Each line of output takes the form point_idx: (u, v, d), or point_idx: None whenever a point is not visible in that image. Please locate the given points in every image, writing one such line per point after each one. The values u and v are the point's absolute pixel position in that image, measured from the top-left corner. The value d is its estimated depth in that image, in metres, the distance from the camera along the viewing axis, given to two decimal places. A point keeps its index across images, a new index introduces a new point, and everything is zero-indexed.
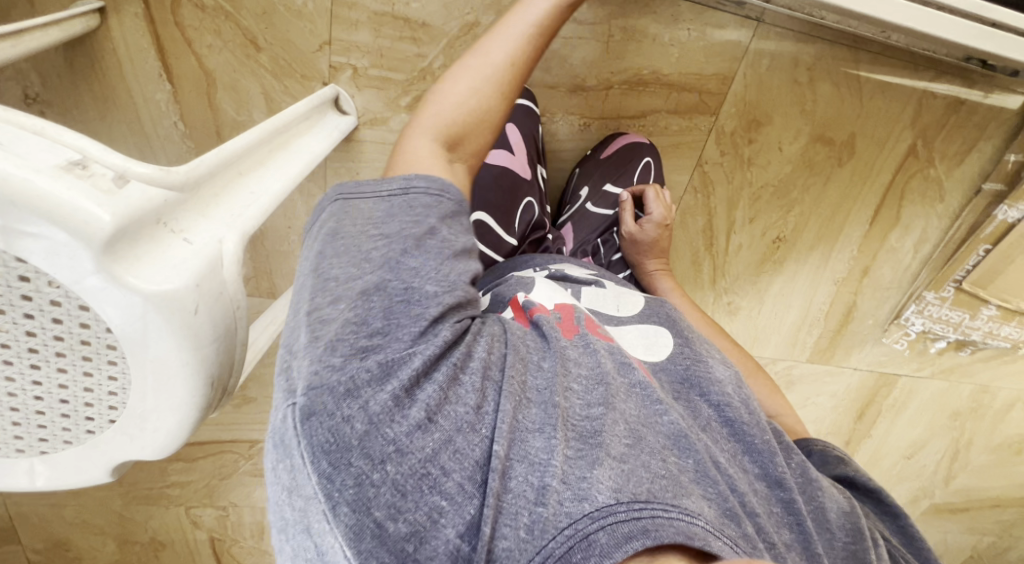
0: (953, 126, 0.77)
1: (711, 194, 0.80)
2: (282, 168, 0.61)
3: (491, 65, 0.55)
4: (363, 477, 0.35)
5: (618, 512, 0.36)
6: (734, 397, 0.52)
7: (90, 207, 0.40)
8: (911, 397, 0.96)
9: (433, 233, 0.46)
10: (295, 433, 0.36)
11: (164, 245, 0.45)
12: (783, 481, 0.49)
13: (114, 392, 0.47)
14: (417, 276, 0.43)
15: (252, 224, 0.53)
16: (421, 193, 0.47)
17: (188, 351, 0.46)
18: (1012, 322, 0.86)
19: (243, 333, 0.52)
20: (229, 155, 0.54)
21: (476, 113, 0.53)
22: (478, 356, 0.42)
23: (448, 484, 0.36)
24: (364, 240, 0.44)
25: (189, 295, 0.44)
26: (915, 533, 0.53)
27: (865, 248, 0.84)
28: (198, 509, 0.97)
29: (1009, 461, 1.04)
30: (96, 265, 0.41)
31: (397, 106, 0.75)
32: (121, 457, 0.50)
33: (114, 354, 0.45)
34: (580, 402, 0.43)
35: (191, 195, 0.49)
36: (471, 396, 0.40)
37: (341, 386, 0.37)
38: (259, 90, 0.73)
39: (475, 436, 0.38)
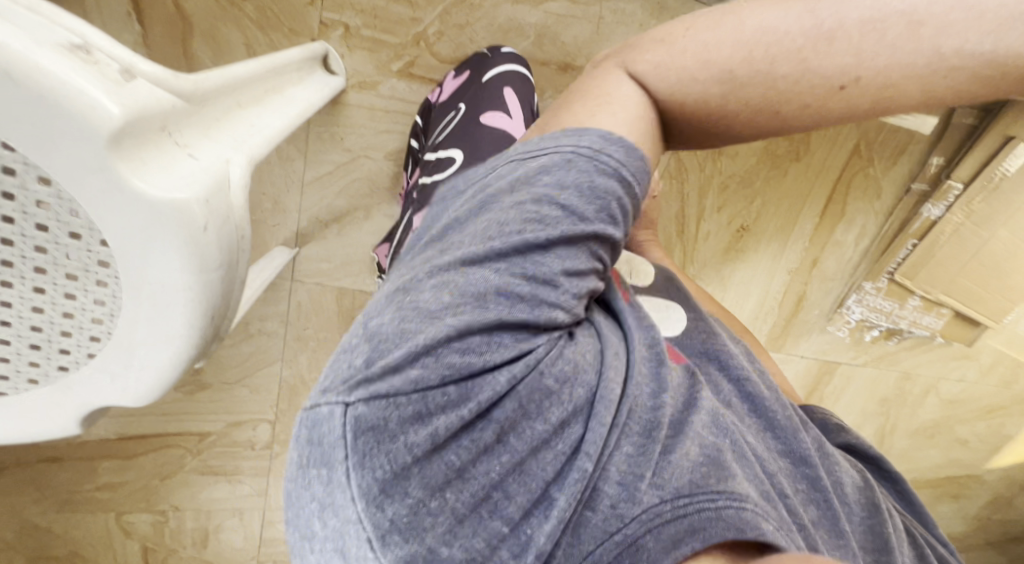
0: (891, 132, 0.86)
1: (684, 180, 0.86)
2: (277, 111, 0.56)
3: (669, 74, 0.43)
4: (420, 507, 0.31)
5: (663, 512, 0.34)
6: (753, 375, 0.51)
7: (96, 93, 0.32)
8: (849, 384, 1.08)
9: (590, 240, 0.39)
10: (343, 446, 0.31)
11: (169, 156, 0.38)
12: (808, 458, 0.47)
13: (99, 320, 0.40)
14: (550, 283, 0.37)
15: (257, 152, 0.48)
16: (596, 191, 0.39)
17: (192, 275, 0.38)
18: (932, 312, 0.96)
19: (243, 269, 0.46)
20: (231, 78, 0.48)
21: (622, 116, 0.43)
22: (567, 360, 0.37)
23: (510, 508, 0.33)
24: (518, 218, 0.37)
25: (200, 210, 0.37)
26: (913, 495, 0.57)
27: (816, 239, 0.93)
28: (132, 515, 0.88)
29: (924, 444, 1.18)
30: (99, 161, 0.33)
31: (388, 70, 0.73)
32: (95, 402, 0.43)
33: (106, 273, 0.38)
34: (647, 394, 0.39)
35: (195, 108, 0.42)
36: (551, 411, 0.35)
37: (408, 409, 0.32)
38: (241, 41, 0.69)
39: (548, 456, 0.34)
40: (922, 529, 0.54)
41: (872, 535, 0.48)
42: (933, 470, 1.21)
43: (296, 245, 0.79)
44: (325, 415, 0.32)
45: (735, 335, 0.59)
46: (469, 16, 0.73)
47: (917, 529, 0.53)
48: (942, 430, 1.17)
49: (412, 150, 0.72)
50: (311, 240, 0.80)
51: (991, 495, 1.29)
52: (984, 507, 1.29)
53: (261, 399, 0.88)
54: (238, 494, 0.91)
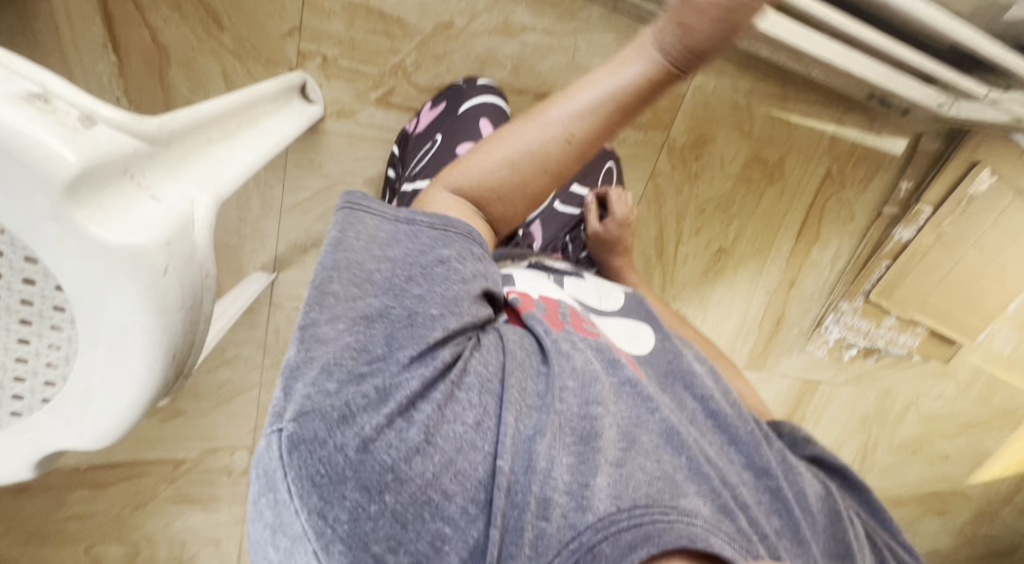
0: (860, 157, 0.89)
1: (662, 204, 0.87)
2: (251, 143, 0.57)
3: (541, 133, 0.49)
4: (359, 509, 0.34)
5: (619, 521, 0.35)
6: (715, 391, 0.53)
7: (53, 142, 0.33)
8: (829, 401, 1.08)
9: (443, 262, 0.44)
10: (282, 463, 0.34)
11: (129, 199, 0.39)
12: (769, 469, 0.49)
13: (54, 364, 0.41)
14: (419, 301, 0.41)
15: (225, 190, 0.48)
16: (425, 228, 0.45)
17: (152, 318, 0.39)
18: (907, 331, 1.00)
19: (210, 307, 0.46)
20: (201, 116, 0.49)
21: (512, 183, 0.50)
22: (475, 372, 0.40)
23: (449, 508, 0.35)
24: (367, 261, 0.42)
25: (160, 253, 0.38)
26: (879, 504, 0.56)
27: (792, 260, 0.94)
28: (103, 546, 0.86)
29: (905, 460, 1.19)
30: (55, 209, 0.34)
31: (366, 99, 0.74)
32: (51, 445, 0.43)
33: (62, 317, 0.39)
34: (577, 402, 0.40)
35: (161, 150, 0.43)
36: (468, 413, 0.38)
37: (334, 412, 0.35)
38: (218, 70, 0.69)
39: (476, 455, 0.37)
40: (888, 539, 0.54)
41: (834, 542, 0.49)
42: (913, 485, 1.22)
43: (274, 270, 0.79)
44: (265, 446, 0.34)
45: (704, 355, 0.61)
46: (446, 46, 0.74)
47: (878, 532, 0.54)
48: (922, 445, 1.18)
49: (390, 179, 0.73)
50: (289, 265, 0.80)
51: (972, 511, 1.30)
52: (965, 522, 1.30)
53: (238, 424, 0.88)
54: (215, 522, 0.91)
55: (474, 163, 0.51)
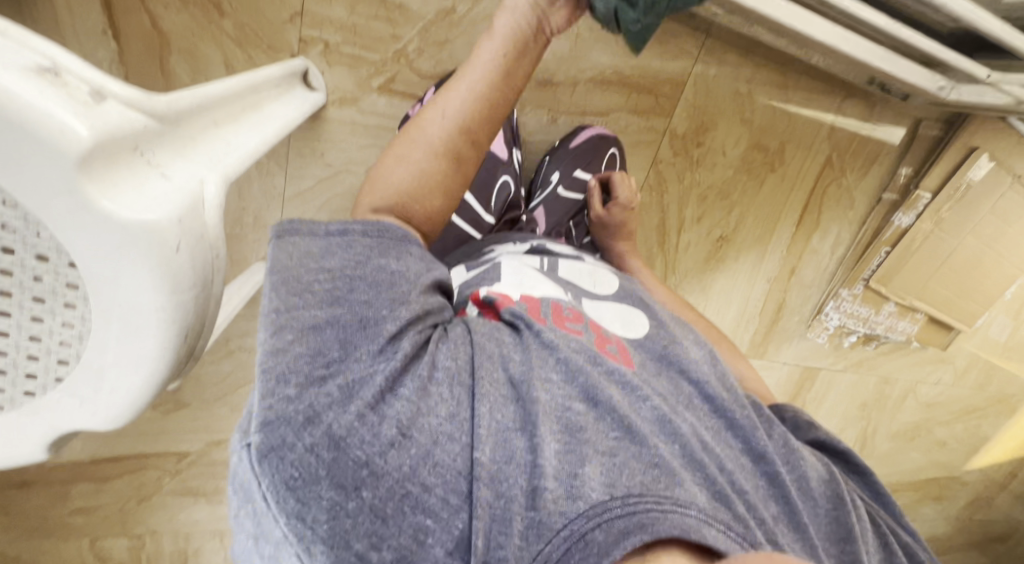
0: (859, 144, 0.90)
1: (664, 192, 0.87)
2: (257, 128, 0.57)
3: (423, 134, 0.54)
4: (336, 508, 0.32)
5: (612, 508, 0.34)
6: (711, 375, 0.53)
7: (65, 116, 0.34)
8: (830, 389, 1.09)
9: (387, 269, 0.44)
10: (254, 472, 0.33)
11: (140, 177, 0.39)
12: (766, 455, 0.47)
13: (67, 343, 0.41)
14: (366, 304, 0.41)
15: (233, 171, 0.49)
16: (360, 238, 0.45)
17: (166, 296, 0.39)
18: (906, 317, 1.01)
19: (219, 287, 0.46)
20: (208, 97, 0.49)
21: (413, 180, 0.53)
22: (444, 366, 0.40)
23: (431, 501, 0.34)
24: (304, 275, 0.41)
25: (172, 229, 0.39)
26: (881, 488, 0.55)
27: (793, 248, 0.95)
28: (106, 541, 0.86)
29: (905, 447, 1.20)
30: (68, 184, 0.34)
31: (369, 86, 0.74)
32: (65, 425, 0.43)
33: (75, 295, 0.39)
34: (556, 395, 0.41)
35: (170, 129, 0.44)
36: (442, 407, 0.38)
37: (299, 416, 0.34)
38: (219, 58, 0.69)
39: (454, 446, 0.36)
40: (892, 521, 0.53)
41: (836, 526, 0.47)
42: (913, 472, 1.23)
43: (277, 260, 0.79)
44: (238, 462, 0.34)
45: (701, 339, 0.61)
46: (448, 33, 0.73)
47: (880, 515, 0.52)
48: (921, 432, 1.19)
49: None
50: None
51: (970, 497, 1.31)
52: (963, 508, 1.32)
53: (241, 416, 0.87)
54: (220, 515, 0.91)
55: (381, 174, 0.53)
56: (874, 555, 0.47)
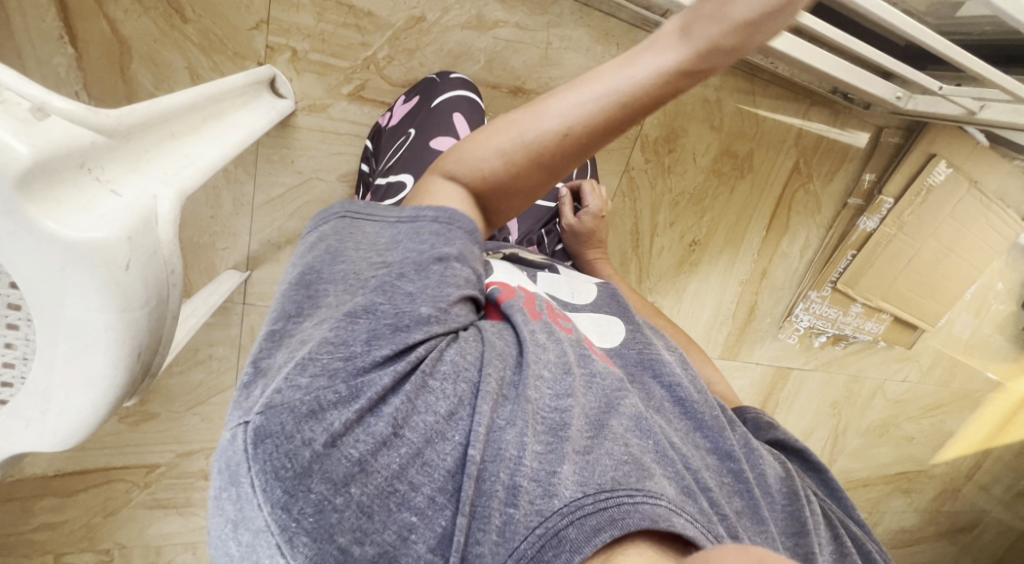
0: (824, 149, 0.91)
1: (636, 198, 0.88)
2: (219, 138, 0.56)
3: (541, 127, 0.43)
4: (324, 502, 0.33)
5: (585, 505, 0.34)
6: (683, 378, 0.52)
7: (2, 134, 0.34)
8: (802, 389, 1.11)
9: (442, 260, 0.41)
10: (246, 457, 0.33)
11: (88, 194, 0.39)
12: (733, 452, 0.48)
13: (10, 364, 0.40)
14: (411, 299, 0.39)
15: (190, 185, 0.47)
16: (425, 225, 0.43)
17: (114, 315, 0.39)
18: (873, 318, 1.03)
19: (175, 305, 0.46)
20: (165, 109, 0.48)
21: (504, 182, 0.44)
22: (451, 360, 0.39)
23: (417, 499, 0.34)
24: (362, 268, 0.41)
25: (121, 248, 0.39)
26: (836, 483, 0.55)
27: (763, 251, 0.96)
28: (72, 556, 0.84)
29: (874, 443, 1.23)
30: (5, 204, 0.34)
31: (338, 94, 0.73)
32: (9, 447, 0.42)
33: (17, 315, 0.38)
34: (549, 393, 0.40)
35: (120, 143, 0.43)
36: (442, 404, 0.37)
37: (303, 407, 0.34)
38: (183, 64, 0.68)
39: (446, 446, 0.36)
40: (842, 515, 0.52)
41: (790, 520, 0.47)
42: (882, 467, 1.26)
43: (247, 269, 0.78)
44: (229, 438, 0.34)
45: (673, 345, 0.61)
46: (419, 40, 0.73)
47: (831, 509, 0.52)
48: (889, 428, 1.22)
49: (363, 174, 0.72)
50: (262, 263, 0.79)
51: (937, 490, 1.35)
52: (930, 501, 1.35)
53: (213, 427, 0.86)
54: (192, 527, 0.89)
55: (472, 155, 0.45)
56: (826, 548, 0.47)
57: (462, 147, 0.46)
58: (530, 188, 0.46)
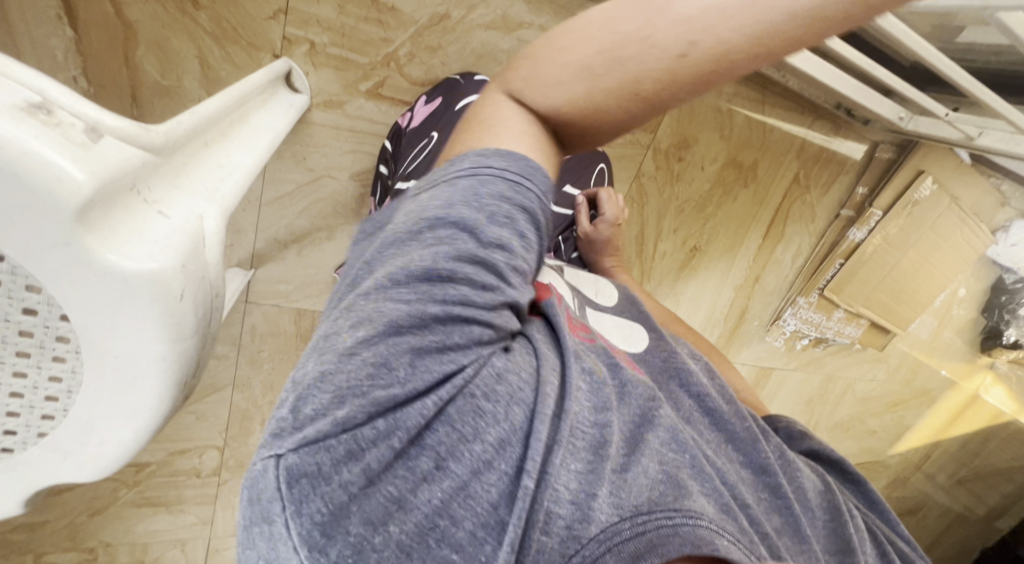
0: (823, 162, 0.95)
1: (644, 204, 0.89)
2: (248, 143, 0.52)
3: (594, 53, 0.36)
4: (363, 543, 0.30)
5: (621, 530, 0.33)
6: (710, 388, 0.51)
7: (62, 160, 0.30)
8: (782, 388, 1.17)
9: (499, 247, 0.36)
10: (278, 498, 0.30)
11: (139, 219, 0.35)
12: (768, 467, 0.48)
13: (53, 398, 0.36)
14: (462, 300, 0.34)
15: (231, 201, 0.44)
16: (481, 193, 0.36)
17: (166, 346, 0.36)
18: (852, 323, 1.10)
19: (215, 326, 0.43)
20: (204, 117, 0.44)
21: (542, 116, 0.39)
22: (506, 380, 0.35)
23: (458, 533, 0.31)
24: (410, 248, 0.35)
25: (177, 277, 0.35)
26: (876, 496, 0.56)
27: (758, 258, 1.00)
28: (53, 555, 0.79)
29: (840, 436, 1.31)
30: (63, 235, 0.31)
31: (356, 90, 0.71)
32: (45, 478, 0.39)
33: (65, 348, 0.35)
34: (589, 406, 0.37)
35: (164, 160, 0.38)
36: (490, 431, 0.33)
37: (341, 446, 0.30)
38: (193, 53, 0.63)
39: (491, 476, 0.32)
40: (891, 532, 0.53)
41: (833, 538, 0.48)
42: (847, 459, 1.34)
43: (252, 266, 0.75)
44: (258, 470, 0.31)
45: (694, 352, 0.60)
46: (441, 39, 0.72)
47: (878, 525, 0.53)
48: (855, 423, 1.31)
49: (382, 176, 0.70)
50: (268, 261, 0.76)
51: (891, 477, 1.44)
52: (884, 487, 1.45)
53: (208, 424, 0.83)
54: (181, 525, 0.86)
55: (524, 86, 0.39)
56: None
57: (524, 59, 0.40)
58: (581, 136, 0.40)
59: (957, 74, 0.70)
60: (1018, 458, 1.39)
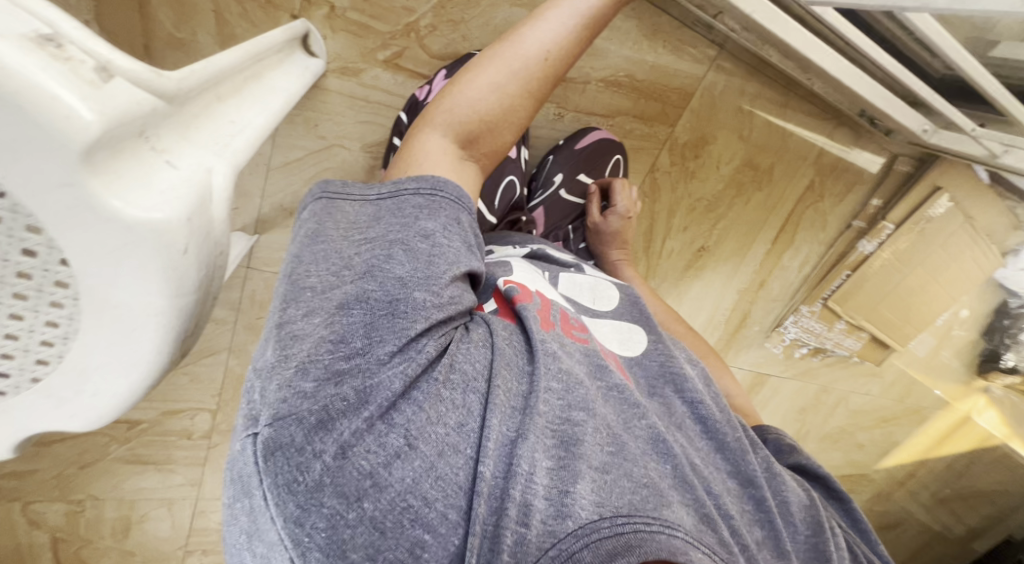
0: (840, 171, 0.94)
1: (656, 199, 0.88)
2: (263, 103, 0.49)
3: (519, 60, 0.48)
4: (337, 517, 0.31)
5: (602, 528, 0.32)
6: (705, 395, 0.50)
7: (69, 96, 0.28)
8: (775, 394, 1.17)
9: (427, 238, 0.40)
10: (256, 470, 0.32)
11: (146, 167, 0.33)
12: (755, 479, 0.46)
13: (49, 342, 0.34)
14: (402, 285, 0.37)
15: (242, 158, 0.42)
16: (408, 197, 0.41)
17: (166, 299, 0.34)
18: (853, 336, 1.08)
19: (218, 283, 0.41)
20: (216, 70, 0.42)
21: (496, 114, 0.48)
22: (461, 369, 0.37)
23: (429, 514, 0.32)
24: (344, 247, 0.39)
25: (182, 231, 0.33)
26: (860, 516, 0.54)
27: (765, 263, 0.99)
28: (42, 505, 0.78)
29: (828, 447, 1.32)
30: (67, 175, 0.29)
31: (373, 59, 0.70)
32: (33, 427, 0.37)
33: (63, 294, 0.33)
34: (559, 405, 0.38)
35: (174, 109, 0.36)
36: (452, 415, 0.35)
37: (313, 417, 0.32)
38: (210, 6, 0.61)
39: (458, 459, 0.34)
40: (872, 551, 0.51)
41: (813, 553, 0.46)
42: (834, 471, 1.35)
43: (255, 232, 0.73)
44: (237, 450, 0.33)
45: (695, 359, 0.58)
46: (464, 13, 0.71)
47: (859, 543, 0.51)
48: (844, 435, 1.32)
49: (394, 147, 0.68)
50: (272, 228, 0.74)
51: (874, 491, 1.45)
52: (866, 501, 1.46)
53: (202, 387, 0.82)
54: (170, 484, 0.85)
55: (466, 91, 0.47)
56: None
57: (449, 91, 0.48)
58: (519, 124, 0.50)
59: (988, 81, 0.68)
60: (1004, 483, 1.38)
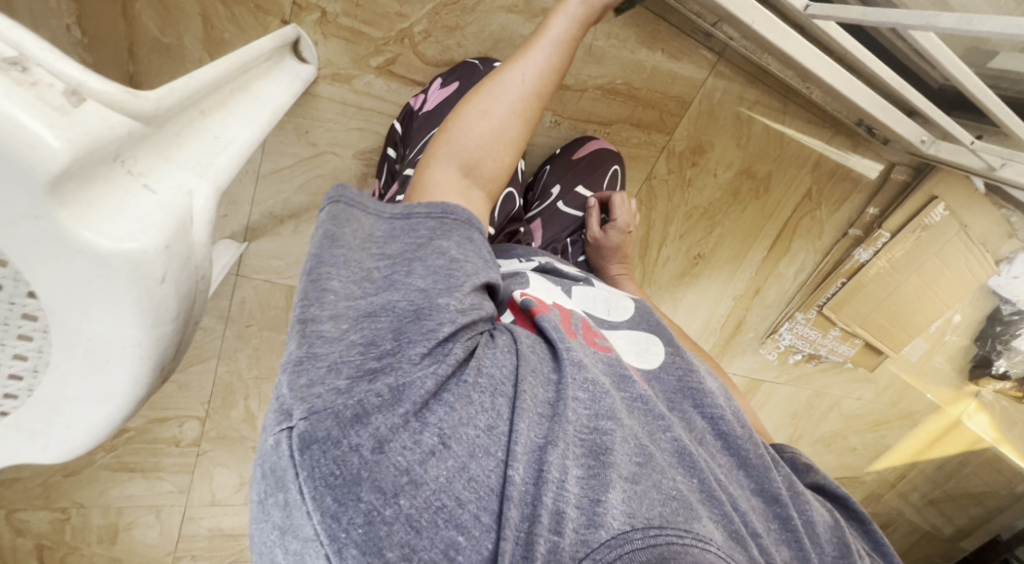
0: (837, 178, 0.93)
1: (653, 207, 0.87)
2: (249, 116, 0.48)
3: (504, 87, 0.48)
4: (373, 513, 0.29)
5: (634, 539, 0.31)
6: (727, 411, 0.49)
7: (35, 124, 0.27)
8: (768, 399, 1.18)
9: (445, 253, 0.39)
10: (291, 464, 0.30)
11: (121, 192, 0.32)
12: (780, 498, 0.45)
13: (17, 376, 0.33)
14: (424, 294, 0.37)
15: (225, 178, 0.40)
16: (420, 219, 0.41)
17: (142, 331, 0.33)
18: (846, 342, 1.09)
19: (198, 309, 0.39)
20: (199, 85, 0.40)
21: (492, 137, 0.47)
22: (488, 373, 0.36)
23: (463, 516, 0.30)
24: (362, 257, 0.38)
25: (158, 260, 0.32)
26: (886, 544, 0.52)
27: (760, 270, 0.99)
28: (25, 513, 0.77)
29: (820, 451, 1.32)
30: (34, 207, 0.28)
31: (366, 65, 0.68)
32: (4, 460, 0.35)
33: (32, 326, 0.32)
34: (587, 413, 0.37)
35: (153, 129, 0.35)
36: (481, 417, 0.33)
37: (348, 411, 0.31)
38: (196, 10, 0.59)
39: (490, 461, 0.32)
40: None
41: None
42: None
43: (244, 239, 0.72)
44: (270, 445, 0.31)
45: (714, 374, 0.57)
46: (459, 19, 0.69)
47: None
48: (837, 439, 1.32)
49: (388, 158, 0.68)
50: (262, 236, 0.73)
51: (865, 493, 1.46)
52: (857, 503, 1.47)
53: (190, 395, 0.81)
54: (157, 491, 0.84)
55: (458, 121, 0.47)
56: None
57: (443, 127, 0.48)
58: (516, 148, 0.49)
59: (988, 101, 0.67)
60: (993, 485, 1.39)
